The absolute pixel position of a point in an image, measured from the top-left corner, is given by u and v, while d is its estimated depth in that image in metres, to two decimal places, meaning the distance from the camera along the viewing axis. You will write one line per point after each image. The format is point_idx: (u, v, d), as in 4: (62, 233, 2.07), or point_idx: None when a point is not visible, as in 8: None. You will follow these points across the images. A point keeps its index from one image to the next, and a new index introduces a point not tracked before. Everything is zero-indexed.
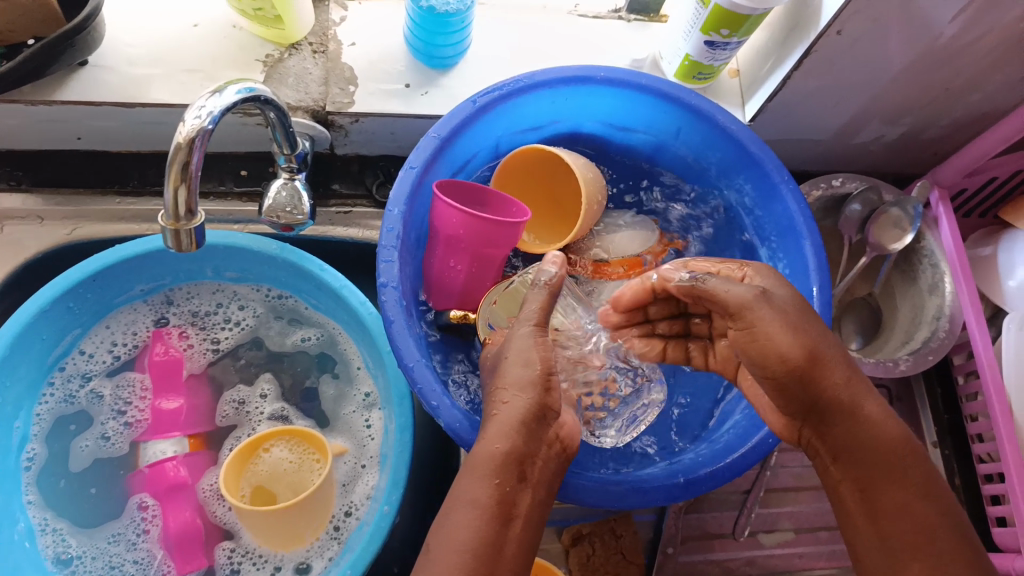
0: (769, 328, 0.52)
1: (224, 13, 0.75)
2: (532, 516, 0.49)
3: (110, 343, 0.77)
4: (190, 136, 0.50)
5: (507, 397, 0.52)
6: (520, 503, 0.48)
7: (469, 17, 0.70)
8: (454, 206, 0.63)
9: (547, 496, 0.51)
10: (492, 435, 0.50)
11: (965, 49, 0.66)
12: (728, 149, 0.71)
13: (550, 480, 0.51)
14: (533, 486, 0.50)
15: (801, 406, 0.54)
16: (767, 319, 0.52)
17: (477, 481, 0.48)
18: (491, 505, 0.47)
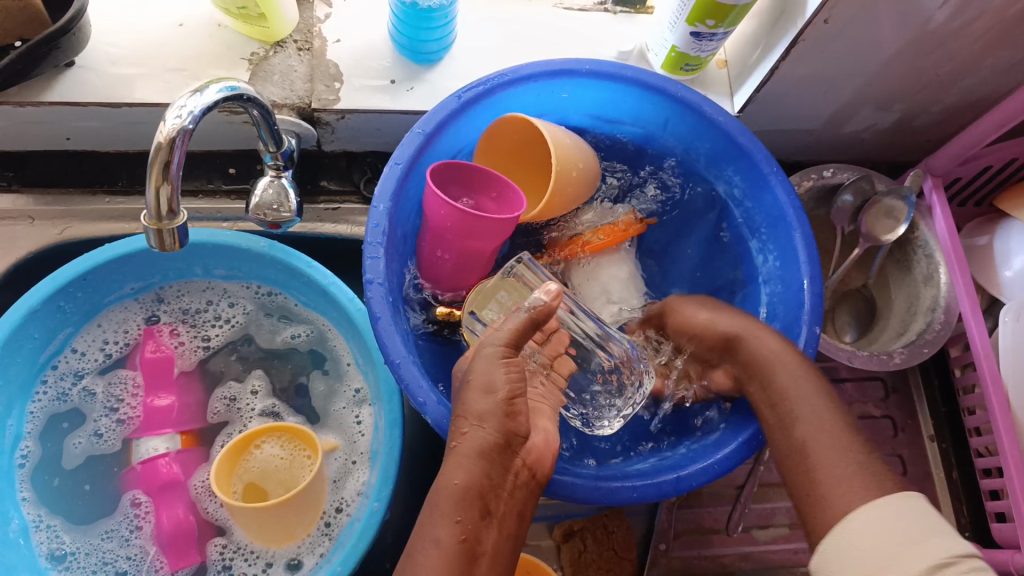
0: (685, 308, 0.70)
1: (210, 12, 0.75)
2: (498, 551, 0.49)
3: (101, 341, 0.78)
4: (171, 136, 0.50)
5: (471, 421, 0.51)
6: (484, 540, 0.49)
7: (452, 12, 0.70)
8: (440, 196, 0.61)
9: (515, 527, 0.51)
10: (451, 468, 0.50)
11: (955, 33, 0.65)
12: (716, 139, 0.70)
13: (518, 511, 0.52)
14: (499, 519, 0.50)
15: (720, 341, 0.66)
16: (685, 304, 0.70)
17: (441, 519, 0.48)
18: (453, 546, 0.47)
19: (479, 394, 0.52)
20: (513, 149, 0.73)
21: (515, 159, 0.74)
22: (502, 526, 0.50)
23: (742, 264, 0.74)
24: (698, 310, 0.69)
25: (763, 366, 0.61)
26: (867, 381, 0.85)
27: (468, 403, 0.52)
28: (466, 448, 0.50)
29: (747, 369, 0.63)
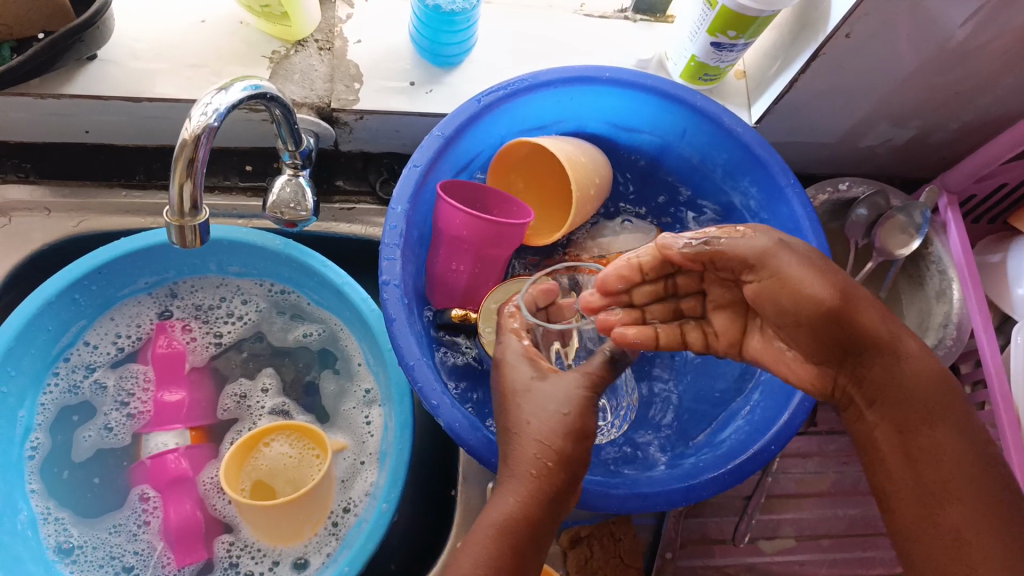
0: (794, 271, 0.52)
1: (232, 10, 0.75)
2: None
3: (113, 335, 0.78)
4: (196, 133, 0.51)
5: (551, 461, 0.50)
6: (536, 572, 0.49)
7: (474, 16, 0.70)
8: (459, 209, 0.63)
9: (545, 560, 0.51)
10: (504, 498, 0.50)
11: (975, 51, 0.65)
12: (734, 150, 0.70)
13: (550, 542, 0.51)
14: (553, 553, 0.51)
15: (836, 350, 0.54)
16: (790, 264, 0.52)
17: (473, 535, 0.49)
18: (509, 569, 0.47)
19: (557, 435, 0.51)
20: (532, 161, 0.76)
21: (518, 168, 0.76)
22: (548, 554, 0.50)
23: None
24: (792, 263, 0.52)
25: (900, 375, 0.52)
26: None
27: (549, 441, 0.51)
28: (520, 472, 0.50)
29: (871, 379, 0.53)
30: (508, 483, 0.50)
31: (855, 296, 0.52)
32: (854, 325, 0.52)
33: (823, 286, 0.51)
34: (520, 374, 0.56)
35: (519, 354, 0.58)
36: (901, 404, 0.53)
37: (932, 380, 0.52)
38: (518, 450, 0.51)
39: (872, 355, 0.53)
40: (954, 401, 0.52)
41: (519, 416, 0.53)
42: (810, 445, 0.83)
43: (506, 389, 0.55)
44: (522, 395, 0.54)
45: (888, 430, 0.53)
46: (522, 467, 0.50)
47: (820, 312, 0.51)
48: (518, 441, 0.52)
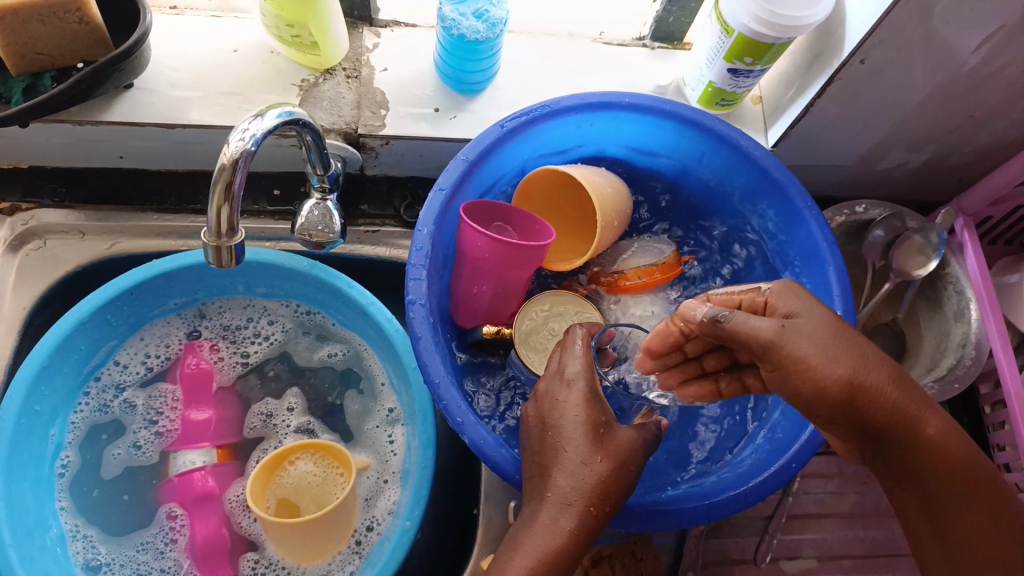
0: (806, 359, 0.49)
1: (263, 39, 0.78)
2: None
3: (143, 354, 0.79)
4: (234, 158, 0.52)
5: (607, 507, 0.51)
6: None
7: (498, 45, 0.72)
8: (481, 231, 0.64)
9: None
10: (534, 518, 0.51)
11: (989, 77, 0.67)
12: (752, 174, 0.72)
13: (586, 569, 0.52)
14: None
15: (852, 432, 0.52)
16: (799, 348, 0.49)
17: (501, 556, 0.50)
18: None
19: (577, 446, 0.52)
20: (558, 180, 0.76)
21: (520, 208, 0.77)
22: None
23: None
24: (800, 344, 0.49)
25: (928, 456, 0.51)
26: None
27: (608, 485, 0.51)
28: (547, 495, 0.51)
29: (893, 457, 0.52)
30: (548, 506, 0.51)
31: (871, 384, 0.49)
32: (873, 412, 0.50)
33: (838, 369, 0.49)
34: (593, 415, 0.54)
35: (587, 395, 0.55)
36: (923, 480, 0.52)
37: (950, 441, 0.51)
38: (562, 477, 0.52)
39: (893, 436, 0.51)
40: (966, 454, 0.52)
41: (583, 451, 0.52)
42: (829, 465, 0.83)
43: (565, 422, 0.54)
44: (577, 426, 0.53)
45: (914, 500, 0.54)
46: (579, 500, 0.51)
47: (825, 402, 0.50)
48: (574, 470, 0.52)
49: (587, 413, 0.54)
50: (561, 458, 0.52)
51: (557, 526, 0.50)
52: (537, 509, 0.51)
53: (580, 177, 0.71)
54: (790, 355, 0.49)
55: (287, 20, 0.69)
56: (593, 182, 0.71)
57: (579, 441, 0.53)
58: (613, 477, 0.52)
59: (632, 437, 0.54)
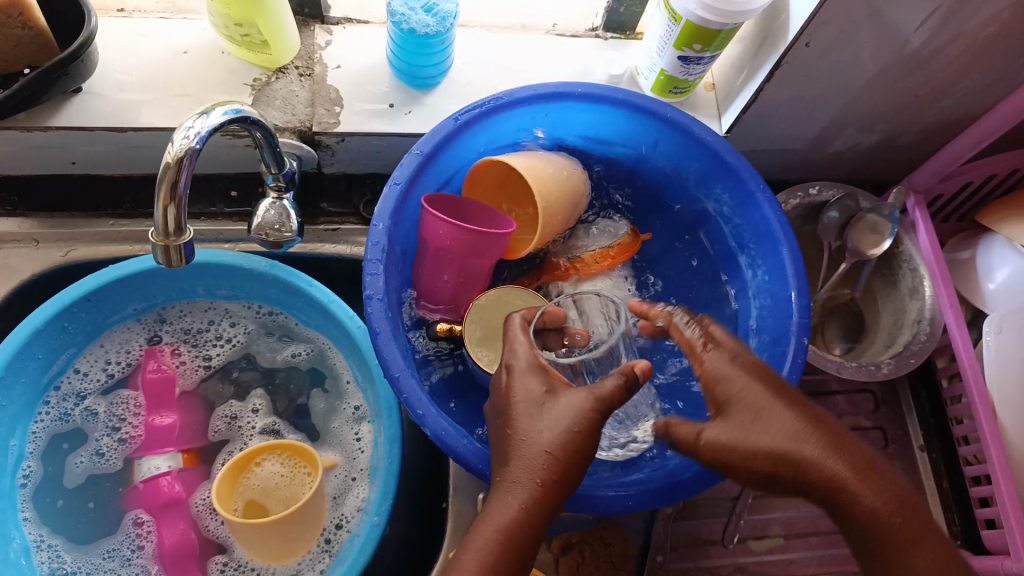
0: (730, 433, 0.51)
1: (214, 40, 0.78)
2: None
3: (103, 361, 0.79)
4: (178, 156, 0.52)
5: (558, 481, 0.51)
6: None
7: (449, 38, 0.72)
8: (442, 219, 0.64)
9: None
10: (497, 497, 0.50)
11: (935, 54, 0.68)
12: (705, 159, 0.73)
13: None
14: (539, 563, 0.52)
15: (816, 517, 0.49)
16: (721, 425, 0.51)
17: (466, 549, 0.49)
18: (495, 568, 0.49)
19: (529, 421, 0.53)
20: (506, 170, 0.77)
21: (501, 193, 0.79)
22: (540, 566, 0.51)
23: (731, 280, 0.76)
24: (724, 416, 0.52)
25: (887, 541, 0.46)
26: (857, 393, 0.86)
27: (556, 460, 0.51)
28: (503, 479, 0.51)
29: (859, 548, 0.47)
30: (499, 491, 0.51)
31: (795, 458, 0.48)
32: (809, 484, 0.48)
33: (751, 445, 0.49)
34: (535, 388, 0.55)
35: (530, 364, 0.57)
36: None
37: (895, 513, 0.47)
38: (513, 460, 0.52)
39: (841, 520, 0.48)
40: (924, 523, 0.47)
41: (526, 428, 0.52)
42: None
43: (513, 401, 0.54)
44: (522, 404, 0.54)
45: None
46: (525, 477, 0.51)
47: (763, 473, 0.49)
48: (522, 451, 0.52)
49: (532, 386, 0.55)
50: (510, 442, 0.52)
51: (505, 506, 0.50)
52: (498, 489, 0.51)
53: (522, 171, 0.70)
54: (750, 414, 0.50)
55: (235, 19, 0.69)
56: (537, 172, 0.72)
57: (524, 416, 0.53)
58: (570, 444, 0.51)
59: (580, 399, 0.53)
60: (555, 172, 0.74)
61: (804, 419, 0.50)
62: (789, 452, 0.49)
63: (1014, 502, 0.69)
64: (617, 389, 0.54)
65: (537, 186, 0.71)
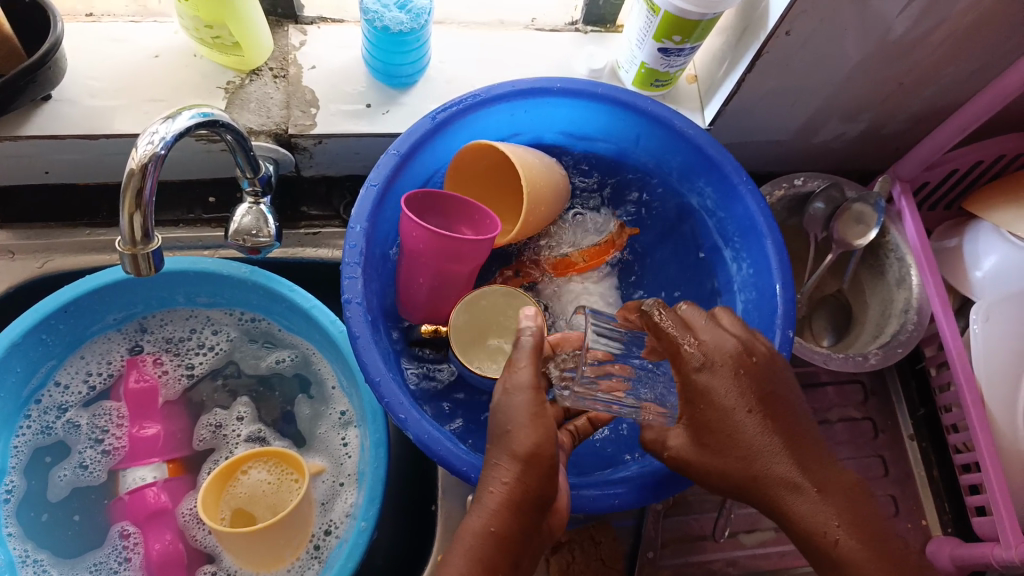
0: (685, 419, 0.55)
1: (185, 43, 0.76)
2: None
3: (84, 373, 0.78)
4: (143, 162, 0.51)
5: (531, 506, 0.49)
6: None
7: (424, 35, 0.71)
8: (416, 221, 0.63)
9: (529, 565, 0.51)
10: (479, 513, 0.49)
11: (918, 40, 0.67)
12: (688, 153, 0.72)
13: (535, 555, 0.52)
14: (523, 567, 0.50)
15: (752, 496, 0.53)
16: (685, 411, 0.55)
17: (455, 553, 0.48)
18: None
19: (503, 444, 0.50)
20: (489, 160, 0.73)
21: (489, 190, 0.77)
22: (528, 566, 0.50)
23: (716, 274, 0.76)
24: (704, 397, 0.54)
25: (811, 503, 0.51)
26: (847, 384, 0.86)
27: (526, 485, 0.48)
28: (481, 502, 0.49)
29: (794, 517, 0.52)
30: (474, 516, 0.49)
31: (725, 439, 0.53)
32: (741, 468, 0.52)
33: (715, 463, 0.53)
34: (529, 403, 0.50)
35: (531, 382, 0.51)
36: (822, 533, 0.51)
37: (853, 531, 0.50)
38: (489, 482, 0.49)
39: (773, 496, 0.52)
40: (885, 535, 0.51)
41: (501, 456, 0.50)
42: None
43: (511, 419, 0.50)
44: (507, 422, 0.50)
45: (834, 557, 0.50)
46: (499, 503, 0.48)
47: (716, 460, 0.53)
48: (496, 476, 0.49)
49: (517, 405, 0.51)
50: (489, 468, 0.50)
51: (479, 529, 0.48)
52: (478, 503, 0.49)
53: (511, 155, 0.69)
54: (720, 431, 0.53)
55: (205, 21, 0.67)
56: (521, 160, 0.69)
57: (502, 439, 0.50)
58: (541, 444, 0.49)
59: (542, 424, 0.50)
60: (528, 160, 0.71)
61: (774, 440, 0.52)
62: (756, 471, 0.52)
63: (1003, 490, 0.69)
64: (529, 355, 0.53)
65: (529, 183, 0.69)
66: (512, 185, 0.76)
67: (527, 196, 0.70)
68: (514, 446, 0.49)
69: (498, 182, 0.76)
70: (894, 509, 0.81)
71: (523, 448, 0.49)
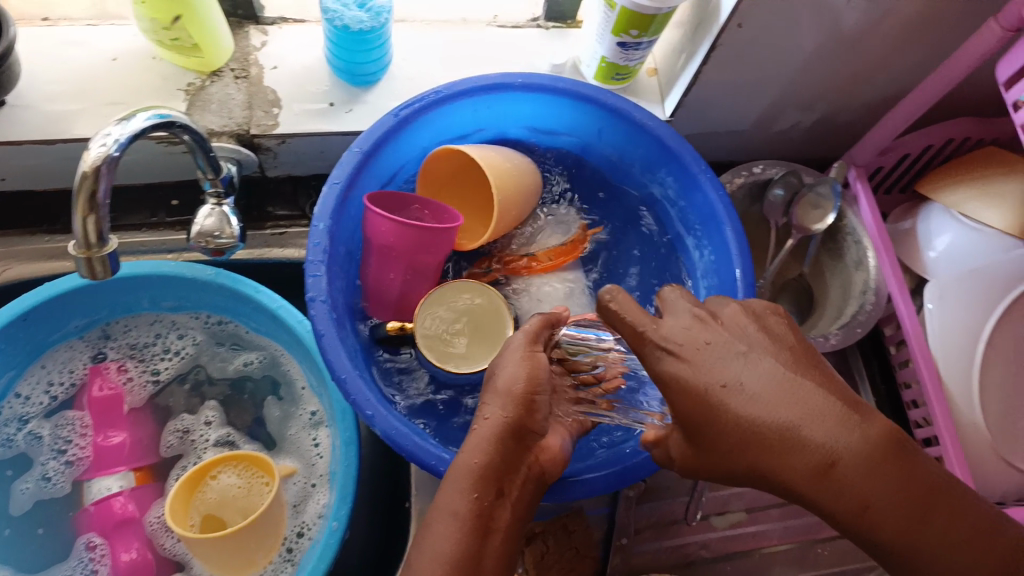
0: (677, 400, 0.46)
1: (145, 45, 0.76)
2: (511, 533, 0.49)
3: (46, 383, 0.76)
4: (96, 164, 0.51)
5: (522, 436, 0.50)
6: (497, 519, 0.48)
7: (386, 33, 0.72)
8: (384, 215, 0.64)
9: (524, 515, 0.50)
10: (470, 448, 0.49)
11: (869, 29, 0.69)
12: (648, 145, 0.73)
13: (528, 504, 0.50)
14: (513, 501, 0.49)
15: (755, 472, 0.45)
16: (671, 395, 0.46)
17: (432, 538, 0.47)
18: None
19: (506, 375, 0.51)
20: (460, 161, 0.74)
21: (470, 203, 0.78)
22: (518, 505, 0.49)
23: (680, 261, 0.77)
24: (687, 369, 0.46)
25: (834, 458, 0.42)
26: None
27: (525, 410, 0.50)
28: (483, 421, 0.50)
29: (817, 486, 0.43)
30: (476, 435, 0.49)
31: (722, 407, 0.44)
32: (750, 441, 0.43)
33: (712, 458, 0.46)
34: (527, 343, 0.54)
35: (527, 338, 0.54)
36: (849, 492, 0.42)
37: (897, 499, 0.42)
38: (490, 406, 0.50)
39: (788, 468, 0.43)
40: (938, 493, 0.43)
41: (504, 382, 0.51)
42: None
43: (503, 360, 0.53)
44: (511, 354, 0.53)
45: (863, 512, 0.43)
46: (497, 416, 0.50)
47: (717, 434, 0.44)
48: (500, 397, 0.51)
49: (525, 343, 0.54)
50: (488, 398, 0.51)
51: (480, 443, 0.48)
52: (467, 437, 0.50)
53: (479, 159, 0.70)
54: (706, 422, 0.45)
55: (164, 23, 0.67)
56: (485, 157, 0.71)
57: (508, 367, 0.52)
58: (527, 376, 0.51)
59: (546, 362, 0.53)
60: (498, 160, 0.72)
61: (778, 413, 0.43)
62: (761, 461, 0.43)
63: (963, 466, 0.70)
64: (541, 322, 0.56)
65: (495, 178, 0.70)
66: (479, 183, 0.77)
67: (496, 190, 0.70)
68: (505, 379, 0.51)
69: (463, 180, 0.77)
70: None
71: (509, 383, 0.51)
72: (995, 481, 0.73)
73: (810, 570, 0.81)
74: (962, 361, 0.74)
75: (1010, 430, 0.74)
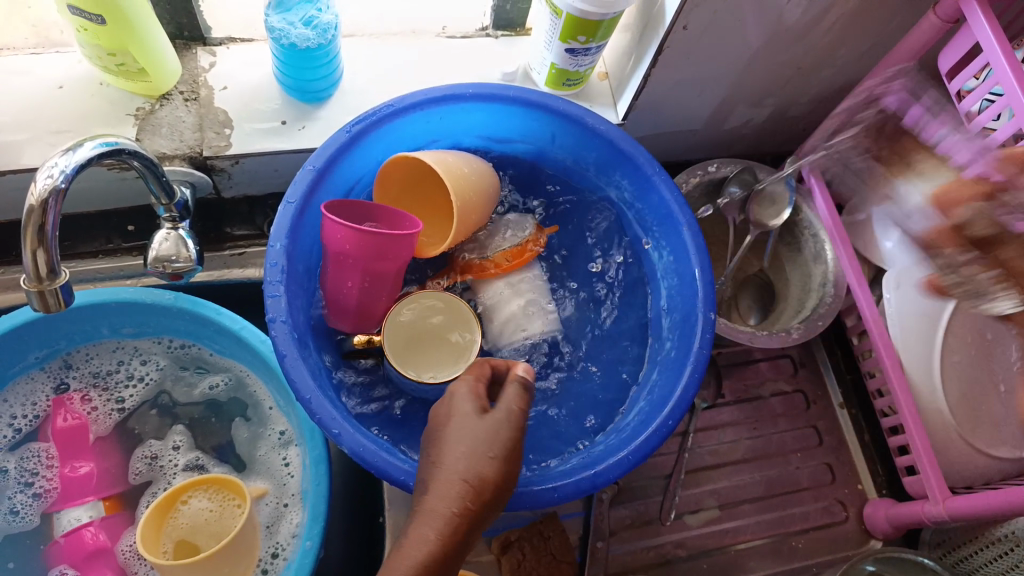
0: None
1: (90, 72, 0.75)
2: None
3: (8, 416, 0.75)
4: (43, 198, 0.50)
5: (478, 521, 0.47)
6: None
7: (334, 50, 0.72)
8: (340, 222, 0.63)
9: None
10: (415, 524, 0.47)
11: (811, 24, 0.70)
12: (602, 148, 0.74)
13: None
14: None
15: None
16: None
17: None
18: None
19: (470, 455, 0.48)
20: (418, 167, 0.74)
21: (431, 211, 0.78)
22: None
23: (641, 263, 0.78)
24: None
25: None
26: (777, 357, 0.90)
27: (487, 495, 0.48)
28: (437, 508, 0.46)
29: None
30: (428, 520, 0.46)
31: None
32: None
33: None
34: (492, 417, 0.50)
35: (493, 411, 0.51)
36: None
37: None
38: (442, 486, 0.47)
39: None
40: None
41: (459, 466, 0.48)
42: (720, 416, 0.87)
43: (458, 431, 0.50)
44: (473, 430, 0.49)
45: None
46: (455, 505, 0.46)
47: None
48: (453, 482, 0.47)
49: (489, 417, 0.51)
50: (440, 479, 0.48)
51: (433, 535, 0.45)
52: (411, 522, 0.46)
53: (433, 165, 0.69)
54: None
55: (107, 49, 0.66)
56: (439, 160, 0.70)
57: (467, 447, 0.49)
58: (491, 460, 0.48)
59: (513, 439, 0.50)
60: (449, 158, 0.72)
61: None
62: None
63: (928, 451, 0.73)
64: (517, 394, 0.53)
65: (452, 182, 0.70)
66: (441, 190, 0.77)
67: (454, 192, 0.70)
68: (448, 462, 0.48)
69: (425, 188, 0.77)
70: (830, 476, 0.86)
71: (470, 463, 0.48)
72: (958, 463, 0.75)
73: (787, 562, 0.82)
74: (918, 345, 0.76)
75: (972, 413, 0.76)
